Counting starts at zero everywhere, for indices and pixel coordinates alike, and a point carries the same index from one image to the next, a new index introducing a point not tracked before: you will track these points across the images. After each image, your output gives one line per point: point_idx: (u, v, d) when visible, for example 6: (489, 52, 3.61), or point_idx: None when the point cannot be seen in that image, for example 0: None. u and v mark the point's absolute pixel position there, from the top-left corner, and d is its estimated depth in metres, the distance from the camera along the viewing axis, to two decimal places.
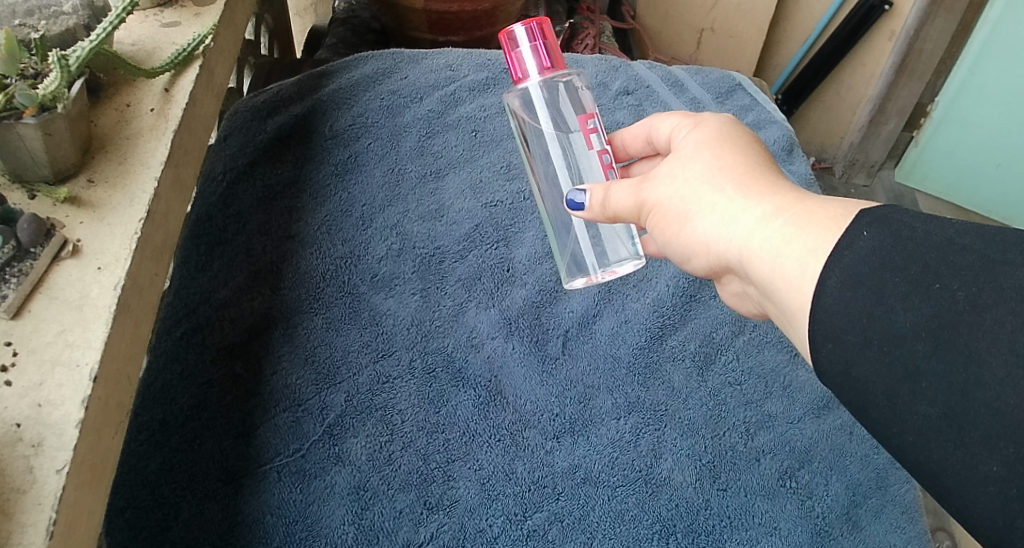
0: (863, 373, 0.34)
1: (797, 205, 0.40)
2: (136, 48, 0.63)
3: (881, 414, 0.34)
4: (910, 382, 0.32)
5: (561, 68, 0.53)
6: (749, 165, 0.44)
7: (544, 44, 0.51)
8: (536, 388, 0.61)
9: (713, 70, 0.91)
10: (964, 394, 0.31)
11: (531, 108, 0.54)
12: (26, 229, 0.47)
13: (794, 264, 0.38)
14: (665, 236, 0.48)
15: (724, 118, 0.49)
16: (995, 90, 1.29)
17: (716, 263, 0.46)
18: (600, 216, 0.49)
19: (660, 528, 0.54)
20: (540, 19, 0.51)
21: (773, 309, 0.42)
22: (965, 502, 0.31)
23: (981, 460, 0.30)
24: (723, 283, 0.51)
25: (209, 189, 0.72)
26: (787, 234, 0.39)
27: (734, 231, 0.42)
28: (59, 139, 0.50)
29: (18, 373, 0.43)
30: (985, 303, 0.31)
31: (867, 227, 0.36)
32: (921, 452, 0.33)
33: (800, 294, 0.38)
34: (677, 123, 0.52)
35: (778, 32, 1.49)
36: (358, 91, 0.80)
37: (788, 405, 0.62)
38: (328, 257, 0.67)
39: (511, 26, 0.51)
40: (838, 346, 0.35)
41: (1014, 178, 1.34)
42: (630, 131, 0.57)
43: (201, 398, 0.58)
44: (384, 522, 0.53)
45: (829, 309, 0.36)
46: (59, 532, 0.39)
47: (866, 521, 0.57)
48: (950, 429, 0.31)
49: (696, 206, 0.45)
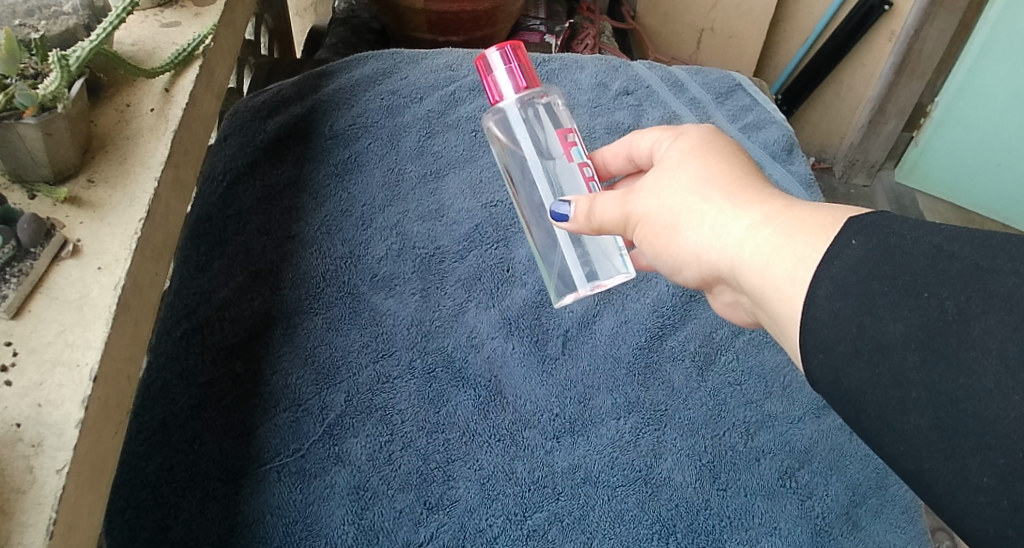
0: (854, 382, 0.34)
1: (786, 212, 0.40)
2: (135, 48, 0.63)
3: (873, 422, 0.34)
4: (898, 391, 0.33)
5: (538, 87, 0.53)
6: (735, 174, 0.45)
7: (519, 65, 0.52)
8: (536, 388, 0.61)
9: (713, 70, 0.91)
10: (955, 404, 0.31)
11: (510, 129, 0.54)
12: (26, 230, 0.47)
13: (783, 272, 0.38)
14: (654, 249, 0.48)
15: (706, 127, 0.49)
16: (995, 90, 1.31)
17: (708, 273, 0.46)
18: (585, 228, 0.49)
19: (660, 528, 0.54)
20: (513, 42, 0.52)
21: (765, 319, 0.42)
22: (958, 511, 0.31)
23: (972, 471, 0.30)
24: (715, 294, 0.51)
25: (209, 189, 0.72)
26: (777, 243, 0.39)
27: (726, 240, 0.42)
28: (59, 139, 0.50)
29: (19, 374, 0.43)
30: (974, 312, 0.31)
31: (856, 236, 0.36)
32: (914, 462, 0.33)
33: (791, 304, 0.38)
34: (657, 136, 0.52)
35: (778, 32, 1.49)
36: (358, 91, 0.80)
37: (787, 405, 0.62)
38: (328, 257, 0.68)
39: (487, 51, 0.52)
40: (829, 355, 0.35)
41: (1014, 178, 1.37)
42: (611, 148, 0.57)
43: (201, 398, 0.58)
44: (384, 522, 0.53)
45: (820, 319, 0.36)
46: (60, 532, 0.39)
47: (866, 521, 0.57)
48: (940, 439, 0.31)
49: (685, 216, 0.45)
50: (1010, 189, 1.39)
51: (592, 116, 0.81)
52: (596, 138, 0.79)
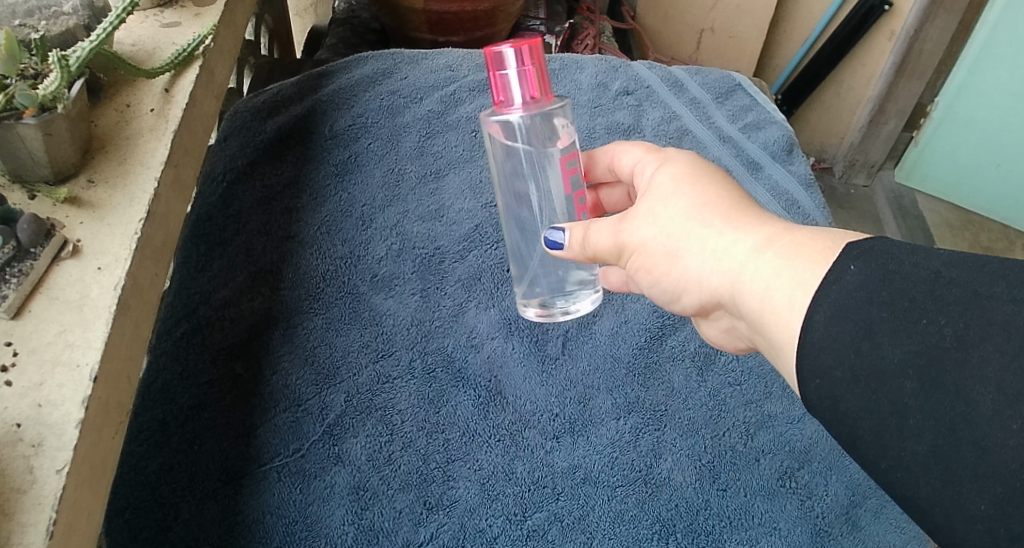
0: (850, 406, 0.35)
1: (785, 235, 0.40)
2: (135, 48, 0.63)
3: (869, 448, 0.34)
4: (897, 418, 0.33)
5: (549, 96, 0.50)
6: (732, 199, 0.45)
7: (532, 69, 0.49)
8: (536, 388, 0.61)
9: (714, 70, 0.91)
10: (952, 432, 0.31)
11: (512, 137, 0.52)
12: (26, 230, 0.47)
13: (783, 296, 0.38)
14: (651, 276, 0.48)
15: (690, 153, 0.49)
16: (995, 89, 1.31)
17: (708, 299, 0.46)
18: (580, 255, 0.50)
19: (661, 529, 0.54)
20: (532, 42, 0.48)
21: (762, 342, 0.42)
22: (954, 536, 0.32)
23: (969, 498, 0.31)
24: (709, 320, 0.51)
25: (209, 189, 0.72)
26: (777, 266, 0.39)
27: (727, 263, 0.42)
28: (59, 139, 0.50)
29: (19, 373, 0.43)
30: (972, 340, 0.31)
31: (854, 261, 0.36)
32: (910, 486, 0.33)
33: (788, 329, 0.38)
34: (641, 155, 0.53)
35: (778, 31, 1.49)
36: (358, 91, 0.80)
37: (787, 405, 0.62)
38: (328, 257, 0.68)
39: (502, 47, 0.48)
40: (826, 380, 0.35)
41: (1015, 178, 1.36)
42: (599, 156, 0.57)
43: (201, 398, 0.58)
44: (384, 523, 0.53)
45: (816, 342, 0.36)
46: (60, 532, 0.39)
47: (866, 521, 0.56)
48: (938, 465, 0.31)
49: (685, 243, 0.45)
50: (1010, 190, 1.38)
51: (592, 115, 0.81)
52: (596, 138, 0.79)
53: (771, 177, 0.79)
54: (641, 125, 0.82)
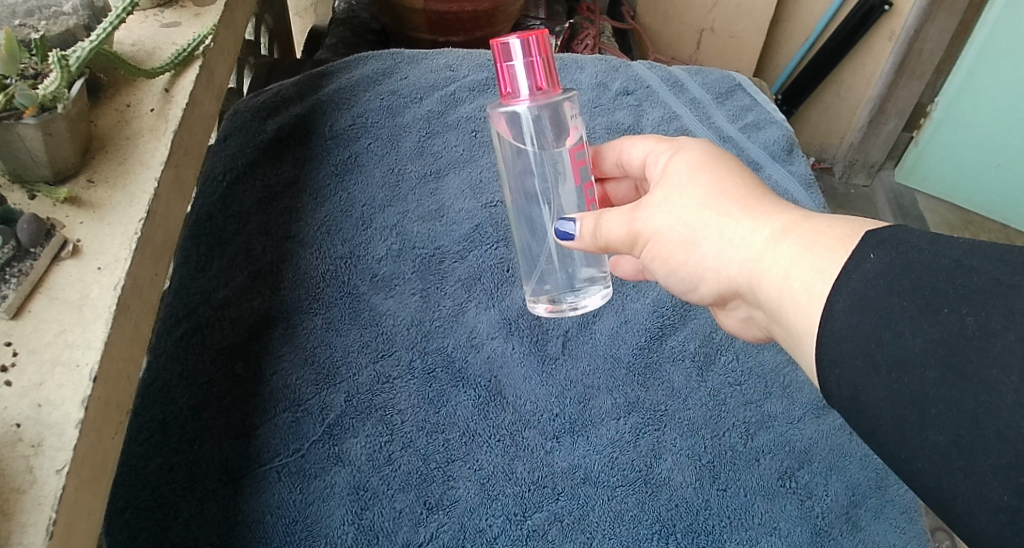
0: (871, 397, 0.35)
1: (804, 223, 0.41)
2: (135, 48, 0.63)
3: (889, 438, 0.35)
4: (918, 408, 0.33)
5: (557, 88, 0.50)
6: (747, 188, 0.45)
7: (539, 61, 0.49)
8: (537, 388, 0.61)
9: (714, 70, 0.91)
10: (975, 421, 0.31)
11: (519, 129, 0.52)
12: (26, 229, 0.47)
13: (802, 286, 0.39)
14: (667, 265, 0.48)
15: (702, 142, 0.50)
16: (994, 91, 1.32)
17: (724, 287, 0.46)
18: (591, 245, 0.50)
19: (660, 528, 0.54)
20: (539, 33, 0.48)
21: (779, 331, 0.43)
22: (974, 527, 0.32)
23: (991, 488, 0.31)
24: (726, 310, 0.51)
25: (209, 189, 0.72)
26: (796, 255, 0.39)
27: (746, 251, 0.42)
28: (59, 140, 0.50)
29: (18, 373, 0.44)
30: (994, 328, 0.31)
31: (872, 251, 0.36)
32: (930, 477, 0.33)
33: (807, 316, 0.38)
34: (652, 146, 0.53)
35: (778, 32, 1.49)
36: (358, 92, 0.80)
37: (788, 405, 0.62)
38: (329, 257, 0.67)
39: (508, 38, 0.48)
40: (847, 369, 0.36)
41: (1015, 177, 1.37)
42: (608, 153, 0.58)
43: (201, 398, 0.58)
44: (384, 522, 0.53)
45: (836, 332, 0.36)
46: (60, 532, 0.39)
47: (866, 521, 0.56)
48: (960, 456, 0.31)
49: (702, 231, 0.45)
50: (1010, 189, 1.39)
51: (592, 116, 0.81)
52: (596, 138, 0.79)
53: (771, 177, 0.79)
54: (641, 125, 0.82)
